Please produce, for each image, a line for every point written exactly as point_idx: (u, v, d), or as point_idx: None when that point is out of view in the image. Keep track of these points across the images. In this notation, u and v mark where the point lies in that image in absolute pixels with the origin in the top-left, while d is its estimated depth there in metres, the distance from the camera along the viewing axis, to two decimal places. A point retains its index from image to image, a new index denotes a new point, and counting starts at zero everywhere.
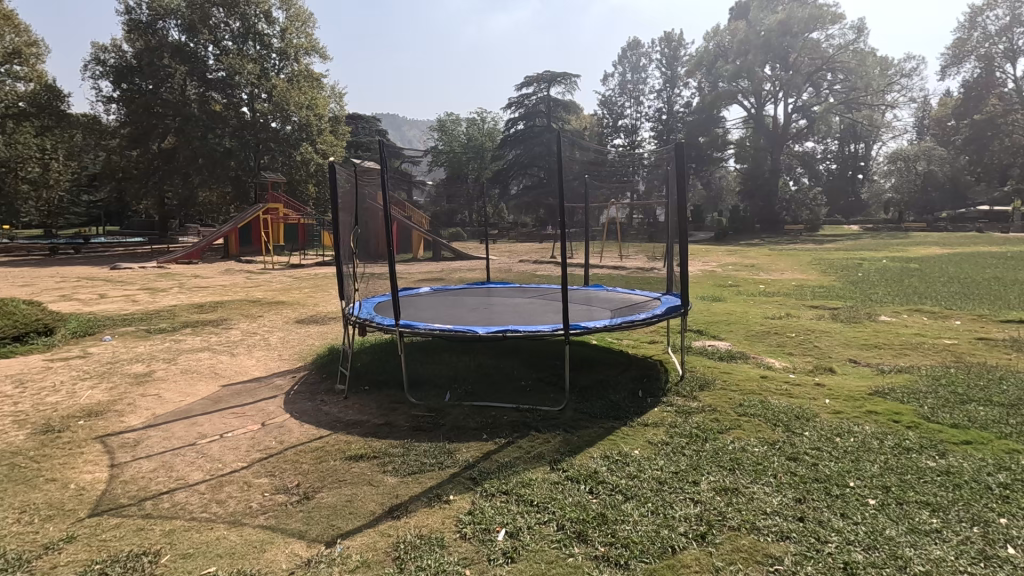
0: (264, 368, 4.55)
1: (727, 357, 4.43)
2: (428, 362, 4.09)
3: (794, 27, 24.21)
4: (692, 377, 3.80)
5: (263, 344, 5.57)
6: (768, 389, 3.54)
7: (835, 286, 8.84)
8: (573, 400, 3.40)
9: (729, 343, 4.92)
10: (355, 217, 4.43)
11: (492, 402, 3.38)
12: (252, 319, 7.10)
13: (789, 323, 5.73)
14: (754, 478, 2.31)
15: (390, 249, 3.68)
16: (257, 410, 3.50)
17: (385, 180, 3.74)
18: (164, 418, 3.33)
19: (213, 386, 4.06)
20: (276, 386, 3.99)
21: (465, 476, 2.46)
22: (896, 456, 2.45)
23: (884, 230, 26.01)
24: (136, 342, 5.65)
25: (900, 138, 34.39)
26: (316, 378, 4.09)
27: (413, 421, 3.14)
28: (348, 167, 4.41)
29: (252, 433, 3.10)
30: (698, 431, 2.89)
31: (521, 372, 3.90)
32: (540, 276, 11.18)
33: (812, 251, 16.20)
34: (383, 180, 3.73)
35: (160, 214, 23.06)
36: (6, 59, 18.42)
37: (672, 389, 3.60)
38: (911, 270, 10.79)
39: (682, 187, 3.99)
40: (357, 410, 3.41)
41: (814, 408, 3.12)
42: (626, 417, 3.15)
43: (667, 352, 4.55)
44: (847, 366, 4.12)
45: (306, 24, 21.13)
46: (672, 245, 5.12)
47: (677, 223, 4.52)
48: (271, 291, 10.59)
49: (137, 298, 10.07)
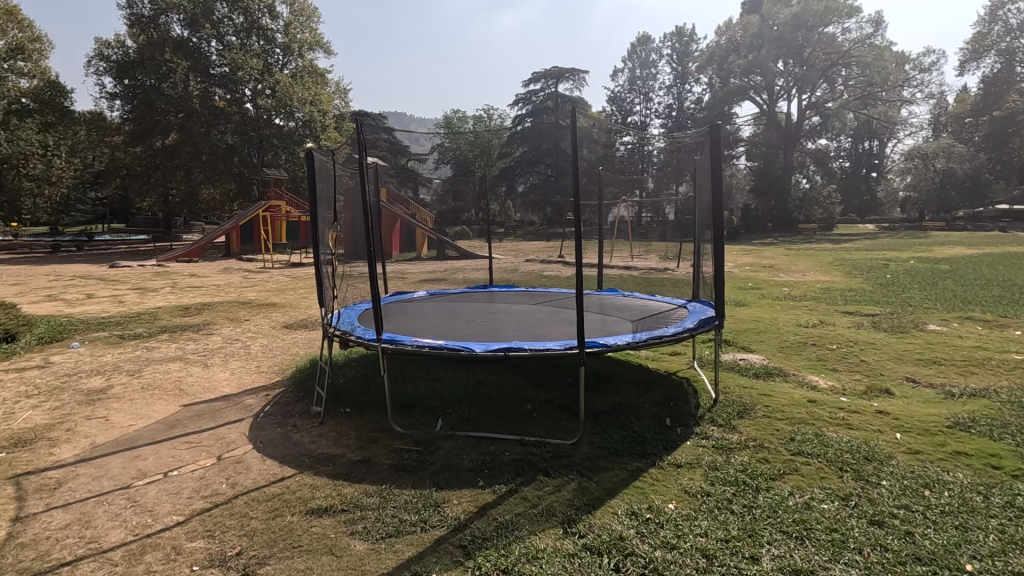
0: (236, 384, 4.02)
1: (763, 374, 3.85)
2: (419, 379, 3.55)
3: (809, 21, 23.40)
4: (728, 402, 3.22)
5: (243, 352, 5.04)
6: (821, 418, 2.97)
7: (866, 288, 8.22)
8: (588, 431, 2.84)
9: (762, 357, 4.35)
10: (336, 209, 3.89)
11: (491, 433, 2.83)
12: (238, 323, 6.58)
13: (827, 332, 5.15)
14: (832, 556, 1.76)
15: (372, 247, 3.06)
16: (216, 439, 2.97)
17: (362, 159, 3.14)
18: (103, 450, 2.81)
19: (172, 407, 3.51)
20: (244, 408, 3.46)
21: (453, 543, 1.92)
22: (1016, 524, 1.88)
23: (902, 230, 25.21)
24: (104, 351, 5.14)
25: (916, 135, 33.48)
26: (289, 399, 3.55)
27: (395, 458, 2.60)
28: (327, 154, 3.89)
29: (202, 471, 2.57)
30: (745, 476, 2.33)
31: (527, 392, 3.35)
32: (548, 276, 10.68)
33: (831, 251, 15.54)
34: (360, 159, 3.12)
35: (162, 211, 22.73)
36: (10, 54, 18.13)
37: (705, 417, 3.05)
38: (943, 271, 10.11)
39: (718, 172, 3.39)
40: (332, 441, 2.87)
41: (885, 447, 2.55)
42: (654, 455, 2.60)
43: (693, 368, 3.96)
44: (906, 388, 3.54)
45: (311, 19, 20.63)
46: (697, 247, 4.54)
47: (708, 218, 3.92)
48: (264, 292, 10.07)
49: (125, 299, 9.57)
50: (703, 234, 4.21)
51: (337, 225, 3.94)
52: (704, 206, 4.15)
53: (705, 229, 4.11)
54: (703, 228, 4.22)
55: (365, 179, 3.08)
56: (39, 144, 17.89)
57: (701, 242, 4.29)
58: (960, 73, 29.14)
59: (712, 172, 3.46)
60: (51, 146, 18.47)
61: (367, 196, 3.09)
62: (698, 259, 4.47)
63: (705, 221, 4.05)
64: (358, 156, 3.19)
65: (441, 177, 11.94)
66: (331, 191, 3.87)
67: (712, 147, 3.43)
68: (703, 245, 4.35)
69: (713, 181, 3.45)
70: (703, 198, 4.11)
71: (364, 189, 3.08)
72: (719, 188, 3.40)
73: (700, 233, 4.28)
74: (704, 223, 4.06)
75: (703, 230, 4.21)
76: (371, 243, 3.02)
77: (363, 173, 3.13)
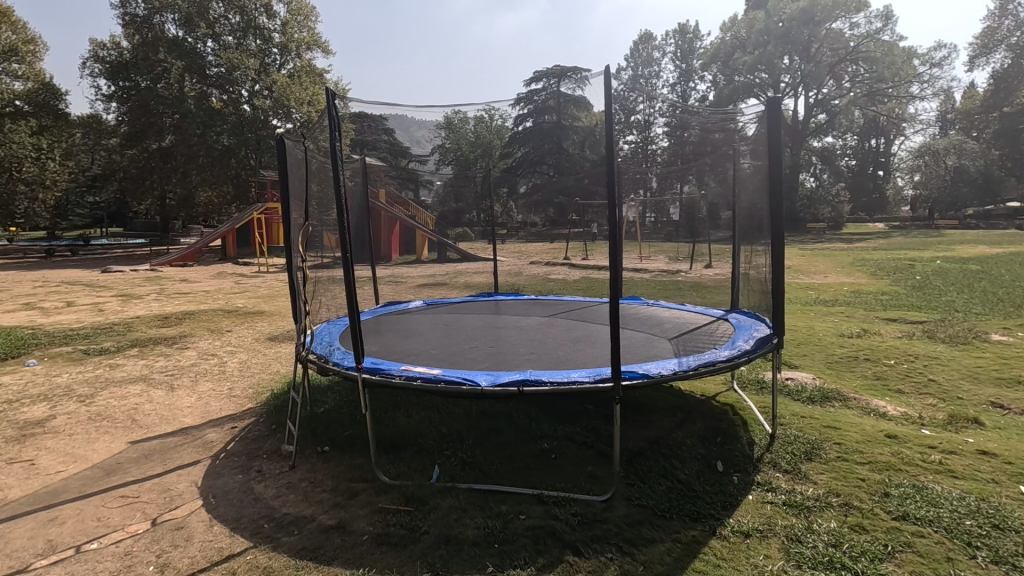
0: (202, 412, 3.45)
1: (819, 399, 3.26)
2: (415, 413, 2.96)
3: (816, 15, 22.62)
4: (790, 440, 2.63)
5: (216, 371, 4.46)
6: (912, 460, 2.38)
7: (900, 292, 7.57)
8: (621, 481, 2.27)
9: (811, 375, 3.76)
10: (308, 204, 3.24)
11: (502, 486, 2.26)
12: (219, 334, 6.01)
13: (877, 343, 4.55)
14: None
15: (348, 253, 2.40)
16: (160, 491, 2.40)
17: (332, 131, 2.45)
18: (13, 511, 2.24)
19: (117, 444, 2.94)
20: (202, 446, 2.89)
21: None
22: None
23: (914, 228, 24.47)
24: (62, 369, 4.57)
25: (924, 133, 32.88)
26: (259, 434, 2.98)
27: (380, 523, 2.03)
28: (294, 140, 3.22)
29: (128, 542, 2.00)
30: (844, 555, 1.76)
31: (544, 428, 2.76)
32: (554, 279, 10.11)
33: (848, 251, 14.84)
34: (330, 130, 2.43)
35: (160, 214, 22.22)
36: (2, 56, 17.36)
37: (766, 459, 2.47)
38: (974, 273, 9.42)
39: (777, 154, 2.87)
40: (301, 495, 2.30)
41: (1014, 509, 1.97)
42: (709, 517, 2.03)
43: (736, 392, 3.37)
44: (996, 416, 2.96)
45: (309, 19, 20.05)
46: (745, 246, 4.01)
47: (764, 212, 3.38)
48: (254, 298, 9.49)
49: (106, 307, 8.98)
50: (756, 233, 3.65)
51: (309, 224, 3.29)
52: (758, 201, 3.61)
53: (759, 225, 3.56)
54: (758, 224, 3.66)
55: (336, 157, 2.41)
56: (33, 147, 17.30)
57: (755, 241, 3.72)
58: (971, 69, 28.26)
59: (769, 155, 2.92)
60: (45, 148, 17.85)
61: (340, 184, 2.41)
62: (746, 259, 3.93)
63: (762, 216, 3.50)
64: (328, 132, 2.50)
65: (442, 178, 11.38)
66: (301, 184, 3.23)
67: (772, 126, 2.90)
68: (755, 244, 3.79)
69: (774, 168, 2.90)
70: (760, 188, 3.56)
71: (336, 171, 2.39)
72: (775, 174, 2.87)
73: (754, 229, 3.73)
74: (761, 219, 3.51)
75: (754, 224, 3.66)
76: (345, 242, 2.35)
77: (335, 148, 2.45)
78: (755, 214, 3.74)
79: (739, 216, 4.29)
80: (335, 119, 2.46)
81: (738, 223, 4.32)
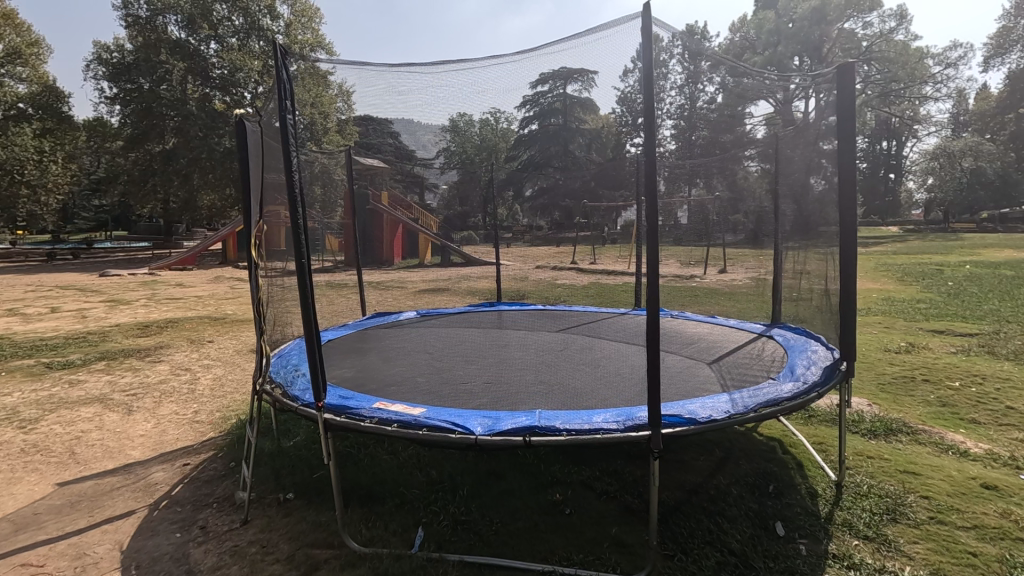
0: (156, 442, 2.96)
1: (882, 432, 2.73)
2: (398, 453, 2.45)
3: (829, 15, 22.00)
4: (864, 490, 2.12)
5: (184, 391, 3.95)
6: None
7: (936, 300, 7.00)
8: (659, 554, 1.74)
9: (865, 401, 3.21)
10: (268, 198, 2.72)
11: (503, 560, 1.74)
12: (200, 345, 5.52)
13: (931, 360, 4.01)
14: None
15: (304, 257, 1.89)
16: (73, 557, 1.91)
17: (282, 102, 1.95)
18: None
19: (43, 487, 2.45)
20: (142, 491, 2.39)
21: None
22: None
23: (930, 232, 23.79)
24: (16, 387, 4.08)
25: (936, 135, 32.11)
26: (211, 476, 2.48)
27: None
28: (252, 124, 2.71)
29: None
30: None
31: (557, 475, 2.24)
32: (561, 284, 9.63)
33: (866, 256, 14.23)
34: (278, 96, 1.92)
35: (163, 217, 21.80)
36: (6, 59, 16.95)
37: (842, 518, 1.95)
38: (1007, 279, 8.84)
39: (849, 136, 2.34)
40: (244, 567, 1.80)
41: None
42: None
43: (780, 422, 2.85)
44: None
45: (313, 20, 19.64)
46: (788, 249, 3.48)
47: (828, 207, 2.81)
48: (246, 304, 9.00)
49: (91, 313, 8.47)
50: (808, 233, 3.11)
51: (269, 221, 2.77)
52: (812, 196, 3.07)
53: (817, 224, 2.97)
54: (812, 221, 3.08)
55: (287, 135, 1.91)
56: (35, 150, 16.82)
57: (808, 240, 3.12)
58: (986, 70, 27.54)
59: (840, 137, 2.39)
60: (48, 151, 17.30)
61: (293, 169, 1.91)
62: (790, 264, 3.38)
63: (824, 209, 2.90)
64: (279, 103, 2.01)
65: (446, 183, 10.91)
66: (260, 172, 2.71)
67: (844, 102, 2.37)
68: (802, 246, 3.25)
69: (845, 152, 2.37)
70: (816, 178, 2.99)
71: (289, 156, 1.90)
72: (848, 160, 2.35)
73: (803, 229, 3.20)
74: (823, 212, 2.91)
75: (808, 224, 3.11)
76: (298, 244, 1.83)
77: (286, 126, 1.95)
78: (809, 209, 3.14)
79: (781, 211, 3.70)
80: (285, 85, 1.96)
81: (781, 219, 3.72)
